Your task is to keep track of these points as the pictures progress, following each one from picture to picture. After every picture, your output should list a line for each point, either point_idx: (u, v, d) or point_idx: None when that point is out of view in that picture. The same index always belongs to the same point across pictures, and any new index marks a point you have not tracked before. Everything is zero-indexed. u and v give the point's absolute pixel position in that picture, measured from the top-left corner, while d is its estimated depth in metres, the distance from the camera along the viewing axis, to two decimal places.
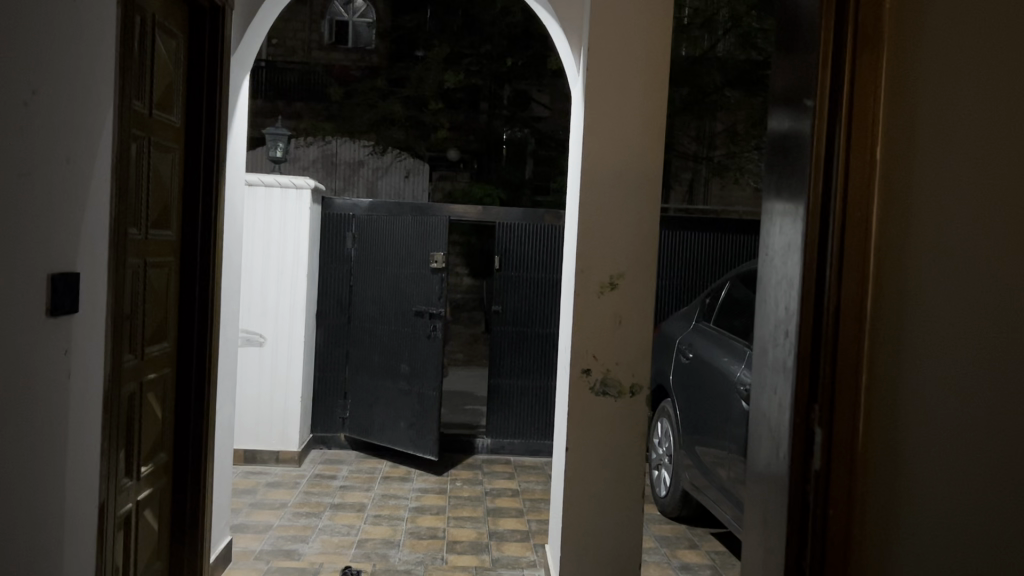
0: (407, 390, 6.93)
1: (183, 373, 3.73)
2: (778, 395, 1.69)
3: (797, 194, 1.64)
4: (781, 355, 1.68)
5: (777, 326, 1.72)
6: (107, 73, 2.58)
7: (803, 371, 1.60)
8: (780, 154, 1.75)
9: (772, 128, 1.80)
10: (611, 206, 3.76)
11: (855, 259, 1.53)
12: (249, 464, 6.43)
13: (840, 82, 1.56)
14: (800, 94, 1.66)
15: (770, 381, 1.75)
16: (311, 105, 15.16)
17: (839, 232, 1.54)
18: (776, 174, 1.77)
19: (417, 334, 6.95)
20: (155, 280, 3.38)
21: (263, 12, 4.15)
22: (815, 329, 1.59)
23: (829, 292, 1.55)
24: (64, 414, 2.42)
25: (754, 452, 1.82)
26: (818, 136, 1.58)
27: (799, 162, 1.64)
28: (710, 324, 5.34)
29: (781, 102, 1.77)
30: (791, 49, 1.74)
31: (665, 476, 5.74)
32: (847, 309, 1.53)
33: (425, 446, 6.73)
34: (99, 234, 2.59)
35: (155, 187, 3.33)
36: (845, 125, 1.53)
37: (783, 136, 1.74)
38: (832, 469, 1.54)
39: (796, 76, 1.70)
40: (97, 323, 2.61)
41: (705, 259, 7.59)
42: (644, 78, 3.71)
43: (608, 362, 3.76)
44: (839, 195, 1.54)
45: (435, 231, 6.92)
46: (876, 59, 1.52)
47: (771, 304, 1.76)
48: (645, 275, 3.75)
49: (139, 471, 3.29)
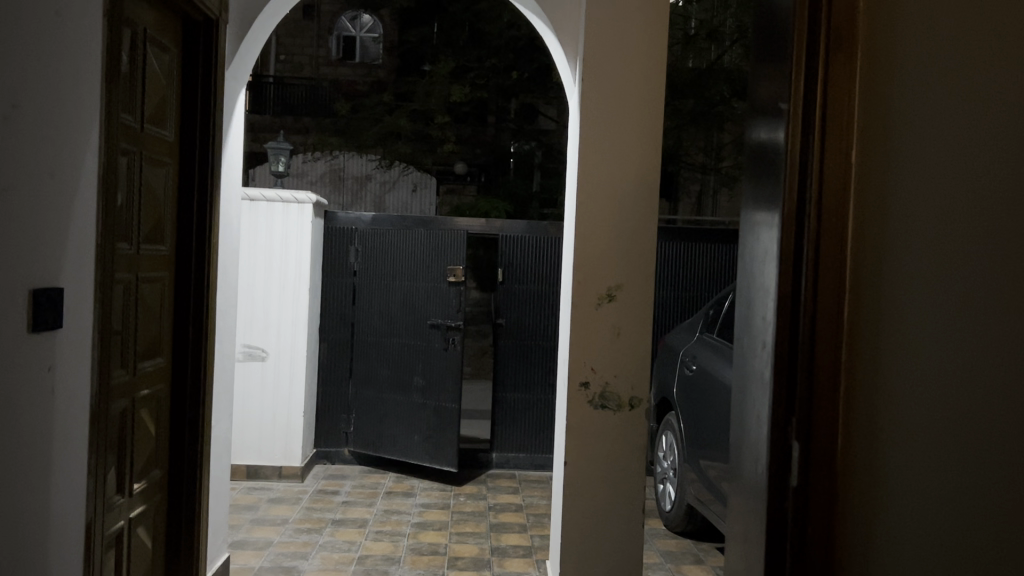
0: (422, 403, 6.96)
1: (178, 387, 3.71)
2: (757, 406, 1.65)
3: (772, 202, 1.62)
4: (760, 366, 1.64)
5: (755, 338, 1.69)
6: (92, 88, 2.57)
7: (779, 380, 1.57)
8: (757, 163, 1.73)
9: (753, 139, 1.77)
10: (609, 217, 3.71)
11: (830, 264, 1.54)
12: (251, 480, 6.41)
13: (814, 88, 1.56)
14: (775, 102, 1.66)
15: (750, 395, 1.70)
16: (318, 119, 15.58)
17: (814, 238, 1.54)
18: (753, 184, 1.74)
19: (432, 347, 6.98)
20: (147, 295, 3.35)
21: (258, 26, 4.15)
22: (791, 335, 1.57)
23: (805, 298, 1.54)
24: (49, 431, 2.40)
25: (738, 468, 1.76)
26: (793, 139, 1.57)
27: (772, 167, 1.64)
28: (713, 336, 5.30)
29: (761, 112, 1.74)
30: (772, 57, 1.70)
31: (670, 490, 5.68)
32: (821, 315, 1.53)
33: (444, 459, 6.79)
34: (85, 248, 2.57)
35: (148, 203, 3.32)
36: (819, 127, 1.54)
37: (761, 146, 1.72)
38: (812, 467, 1.53)
39: (772, 83, 1.68)
40: (84, 339, 2.58)
41: (711, 271, 7.54)
42: (641, 87, 3.67)
43: (607, 375, 3.71)
44: (813, 203, 1.54)
45: (452, 245, 6.98)
46: (848, 62, 1.54)
47: (753, 311, 1.71)
48: (642, 285, 3.69)
49: (131, 488, 3.27)
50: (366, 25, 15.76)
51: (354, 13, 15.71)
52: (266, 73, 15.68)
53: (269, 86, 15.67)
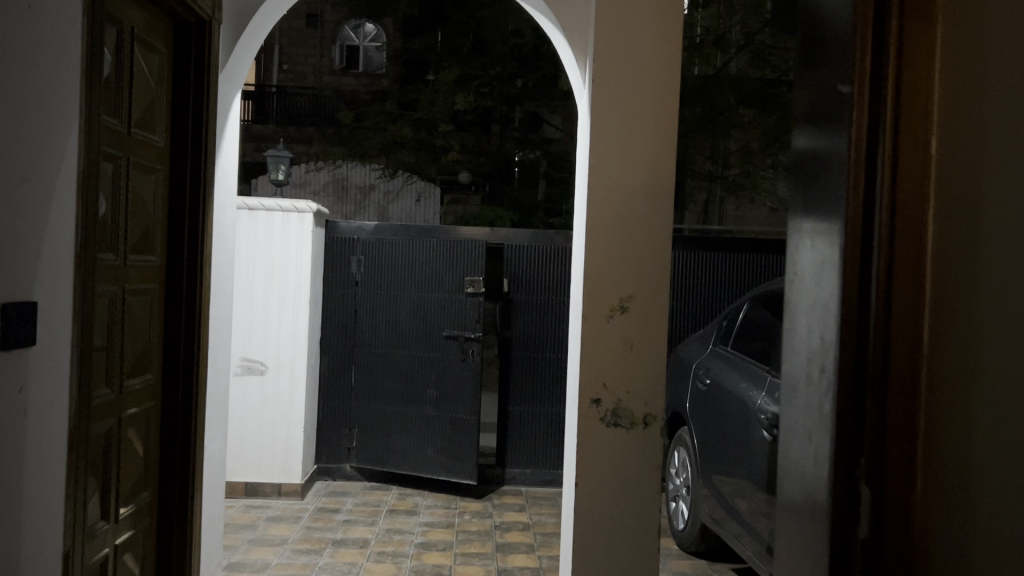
0: (434, 417, 6.82)
1: (168, 404, 3.53)
2: (801, 463, 1.33)
3: (832, 209, 1.26)
4: (814, 414, 1.28)
5: (808, 387, 1.32)
6: (72, 88, 2.40)
7: (843, 440, 1.19)
8: (802, 172, 1.40)
9: (798, 146, 1.42)
10: (621, 227, 3.33)
11: (908, 292, 1.15)
12: (249, 498, 6.23)
13: (883, 65, 1.18)
14: (830, 90, 1.29)
15: (794, 454, 1.36)
16: (320, 129, 16.01)
17: (885, 257, 1.16)
18: (797, 196, 1.42)
19: (449, 359, 6.84)
20: (135, 307, 3.18)
21: (253, 29, 3.97)
22: (856, 384, 1.19)
23: (876, 336, 1.17)
24: (22, 457, 2.21)
25: (777, 541, 1.43)
26: (857, 127, 1.19)
27: (831, 167, 1.27)
28: (728, 348, 5.10)
29: (807, 116, 1.38)
30: (810, 61, 1.38)
31: (683, 508, 5.48)
32: (897, 355, 1.15)
33: (463, 471, 6.68)
34: (64, 258, 2.40)
35: (135, 212, 3.15)
36: (891, 113, 1.16)
37: (805, 151, 1.38)
38: (884, 546, 1.15)
39: (820, 71, 1.33)
40: (62, 357, 2.41)
41: (721, 281, 7.36)
42: (659, 76, 3.29)
43: (620, 391, 3.34)
44: (884, 211, 1.16)
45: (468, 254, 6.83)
46: (925, 30, 1.16)
47: (800, 335, 1.37)
48: (655, 294, 3.34)
49: (118, 513, 3.09)
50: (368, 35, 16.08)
51: (356, 22, 16.11)
52: (269, 82, 16.27)
53: (273, 95, 16.24)
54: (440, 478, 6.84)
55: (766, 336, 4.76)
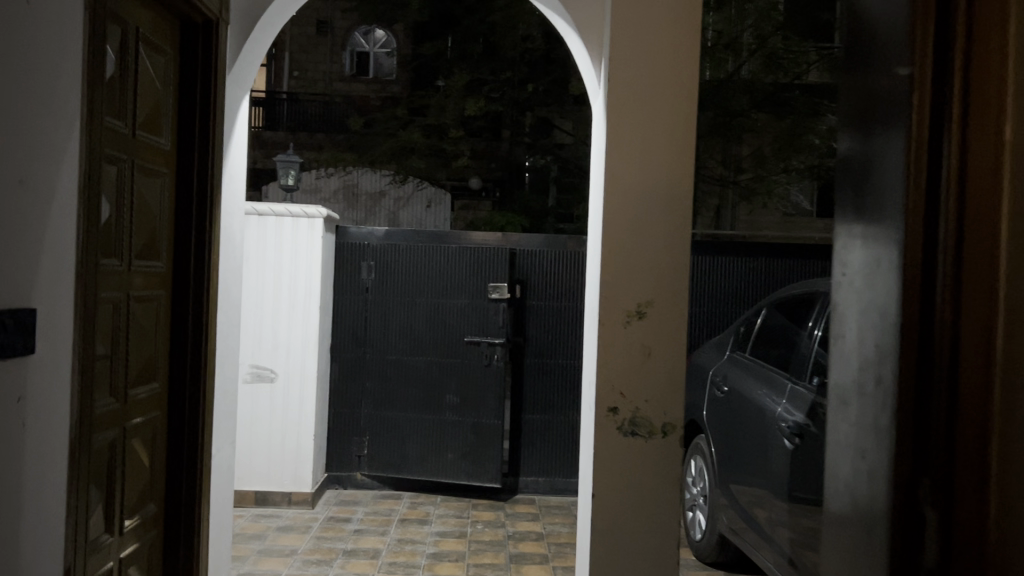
0: (455, 421, 6.81)
1: (174, 415, 3.44)
2: (855, 471, 1.25)
3: (890, 203, 1.15)
4: (869, 424, 1.20)
5: (863, 399, 1.24)
6: (71, 85, 2.31)
7: (902, 457, 1.08)
8: (846, 176, 1.35)
9: (843, 147, 1.36)
10: (638, 229, 3.20)
11: (978, 295, 1.02)
12: (259, 507, 6.14)
13: (947, 45, 1.07)
14: (880, 86, 1.23)
15: (845, 475, 1.28)
16: (331, 136, 16.16)
17: (951, 254, 1.04)
18: (844, 201, 1.36)
19: (470, 365, 6.82)
20: (140, 315, 3.11)
21: (262, 29, 3.90)
22: (918, 399, 1.07)
23: (941, 342, 1.04)
24: (20, 469, 2.13)
25: (824, 554, 1.37)
26: (918, 112, 1.09)
27: (885, 162, 1.19)
28: (746, 354, 4.99)
29: (857, 106, 1.31)
30: (852, 63, 1.35)
31: (700, 518, 5.36)
32: (965, 365, 1.02)
33: (486, 475, 6.71)
34: (65, 262, 2.32)
35: (139, 218, 3.07)
36: (958, 99, 1.05)
37: (851, 154, 1.33)
38: None
39: (869, 64, 1.28)
40: (63, 365, 2.33)
41: (737, 285, 7.24)
42: (681, 70, 3.18)
43: (638, 399, 3.20)
44: (949, 196, 1.04)
45: (488, 260, 6.80)
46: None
47: (852, 340, 1.29)
48: (674, 300, 3.19)
49: (122, 526, 3.00)
50: (379, 41, 16.10)
51: (367, 29, 16.09)
52: (280, 89, 16.35)
53: (283, 102, 16.39)
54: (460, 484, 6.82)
55: (784, 342, 4.64)
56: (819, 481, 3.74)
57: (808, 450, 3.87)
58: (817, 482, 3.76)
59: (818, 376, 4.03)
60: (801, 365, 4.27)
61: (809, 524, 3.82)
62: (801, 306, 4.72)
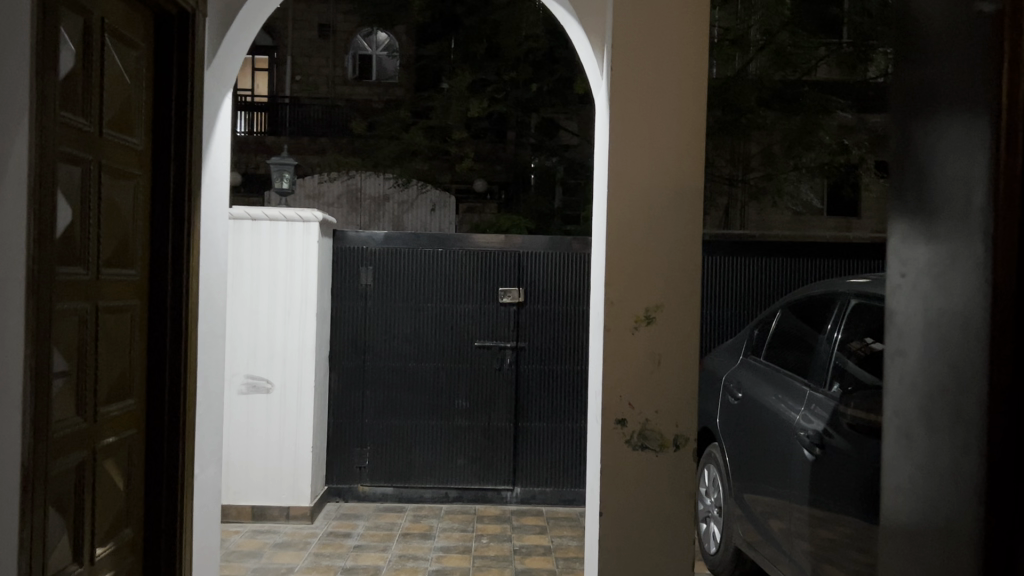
0: (466, 427, 6.68)
1: (153, 432, 3.23)
2: (927, 402, 1.60)
3: (965, 149, 1.49)
4: (940, 356, 1.56)
5: (938, 337, 1.57)
6: (15, 81, 2.11)
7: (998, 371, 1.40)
8: (908, 159, 1.70)
9: (903, 119, 1.73)
10: (647, 228, 2.96)
11: None
12: (257, 522, 5.93)
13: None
14: (949, 56, 1.57)
15: (922, 454, 1.60)
16: (333, 138, 15.73)
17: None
18: (906, 188, 1.70)
19: (480, 369, 6.70)
20: (111, 326, 2.90)
21: (243, 21, 3.67)
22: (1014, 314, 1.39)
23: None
24: None
25: (895, 475, 1.70)
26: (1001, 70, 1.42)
27: (954, 122, 1.54)
28: (760, 358, 4.74)
29: (915, 84, 1.69)
30: (909, 48, 1.72)
31: (714, 529, 5.10)
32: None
33: (498, 477, 6.67)
34: (11, 274, 2.12)
35: (109, 222, 2.86)
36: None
37: (909, 131, 1.70)
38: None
39: (935, 36, 1.63)
40: (11, 386, 2.13)
41: (750, 285, 7.01)
42: (689, 55, 2.95)
43: (647, 411, 2.96)
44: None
45: (494, 264, 6.66)
46: None
47: (915, 288, 1.65)
48: (685, 304, 2.96)
49: (93, 554, 2.79)
50: (382, 44, 16.11)
51: (369, 30, 16.07)
52: (282, 94, 16.22)
53: (285, 106, 16.25)
54: (471, 491, 6.69)
55: (802, 346, 4.39)
56: (839, 491, 3.52)
57: (829, 462, 3.63)
58: (836, 492, 3.54)
59: (839, 382, 3.80)
60: (820, 370, 4.01)
61: (827, 534, 3.62)
62: (819, 309, 4.48)
